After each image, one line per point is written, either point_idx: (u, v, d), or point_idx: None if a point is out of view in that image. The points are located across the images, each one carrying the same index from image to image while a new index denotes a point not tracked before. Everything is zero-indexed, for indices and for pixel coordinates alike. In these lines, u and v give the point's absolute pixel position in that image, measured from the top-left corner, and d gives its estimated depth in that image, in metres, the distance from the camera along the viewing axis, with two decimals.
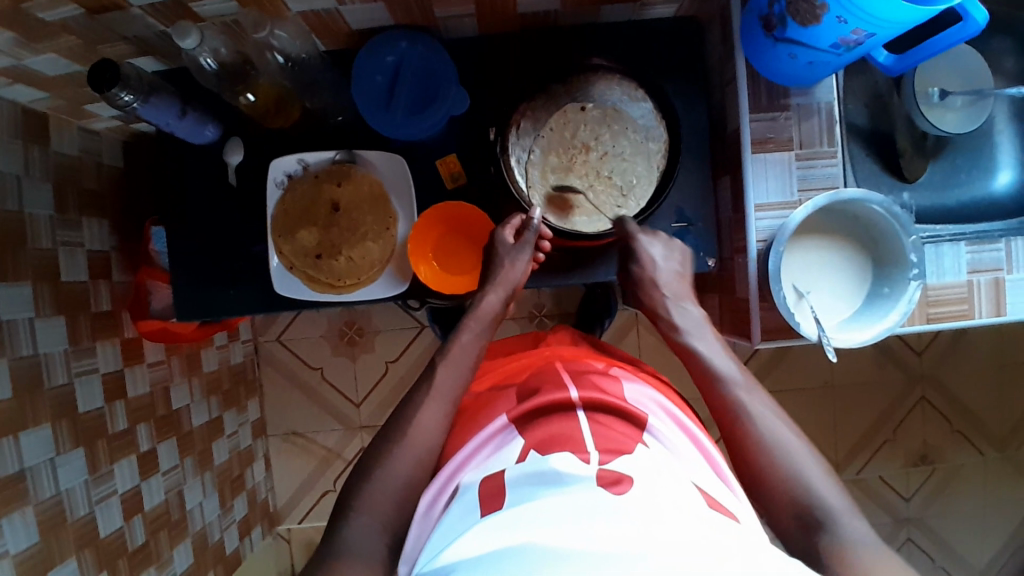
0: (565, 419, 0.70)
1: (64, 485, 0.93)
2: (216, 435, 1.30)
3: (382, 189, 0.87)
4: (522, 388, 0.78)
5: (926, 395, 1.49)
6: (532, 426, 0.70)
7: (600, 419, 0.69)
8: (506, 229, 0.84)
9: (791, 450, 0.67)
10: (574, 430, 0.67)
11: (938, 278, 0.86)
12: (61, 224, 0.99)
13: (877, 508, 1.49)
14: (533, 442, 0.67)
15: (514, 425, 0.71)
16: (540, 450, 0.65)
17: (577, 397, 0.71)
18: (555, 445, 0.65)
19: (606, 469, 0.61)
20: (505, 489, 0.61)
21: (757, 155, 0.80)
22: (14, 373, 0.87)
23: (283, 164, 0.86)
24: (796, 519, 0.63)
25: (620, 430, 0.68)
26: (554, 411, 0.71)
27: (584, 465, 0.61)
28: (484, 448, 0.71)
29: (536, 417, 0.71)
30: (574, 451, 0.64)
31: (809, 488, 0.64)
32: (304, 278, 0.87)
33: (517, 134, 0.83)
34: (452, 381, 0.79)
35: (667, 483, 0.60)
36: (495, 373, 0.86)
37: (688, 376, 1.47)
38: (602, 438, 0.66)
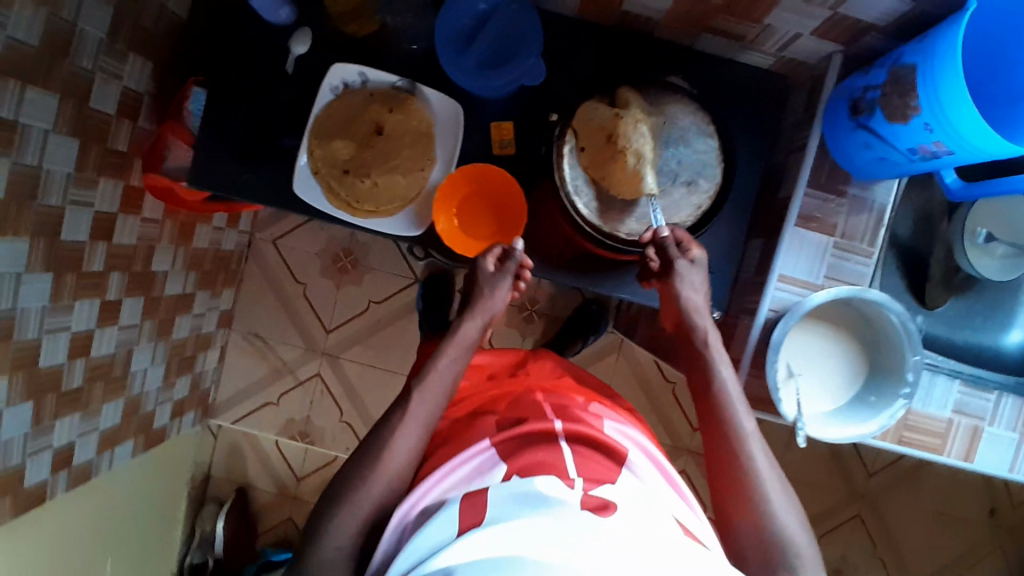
0: (546, 445, 0.70)
1: (21, 303, 0.90)
2: (182, 309, 1.27)
3: (429, 131, 0.86)
4: (501, 414, 0.78)
5: (861, 514, 1.50)
6: (516, 453, 0.69)
7: (584, 452, 0.70)
8: (491, 261, 0.82)
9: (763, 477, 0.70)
10: (554, 457, 0.67)
11: (921, 405, 0.86)
12: (107, 52, 0.97)
13: None
14: (516, 467, 0.67)
15: (498, 447, 0.71)
16: (524, 470, 0.66)
17: (561, 429, 0.72)
18: (538, 469, 0.65)
19: (592, 494, 0.61)
20: (489, 505, 0.61)
21: (798, 229, 0.79)
22: (10, 176, 0.85)
23: (343, 72, 0.85)
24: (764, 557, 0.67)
25: (602, 463, 0.69)
26: (538, 438, 0.71)
27: (567, 489, 0.61)
28: (468, 462, 0.70)
29: (518, 445, 0.71)
30: (559, 476, 0.64)
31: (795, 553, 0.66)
32: (324, 187, 0.86)
33: (578, 119, 0.79)
34: (440, 378, 0.79)
35: (651, 515, 0.61)
36: (474, 398, 0.86)
37: (648, 419, 1.47)
38: (586, 468, 0.67)
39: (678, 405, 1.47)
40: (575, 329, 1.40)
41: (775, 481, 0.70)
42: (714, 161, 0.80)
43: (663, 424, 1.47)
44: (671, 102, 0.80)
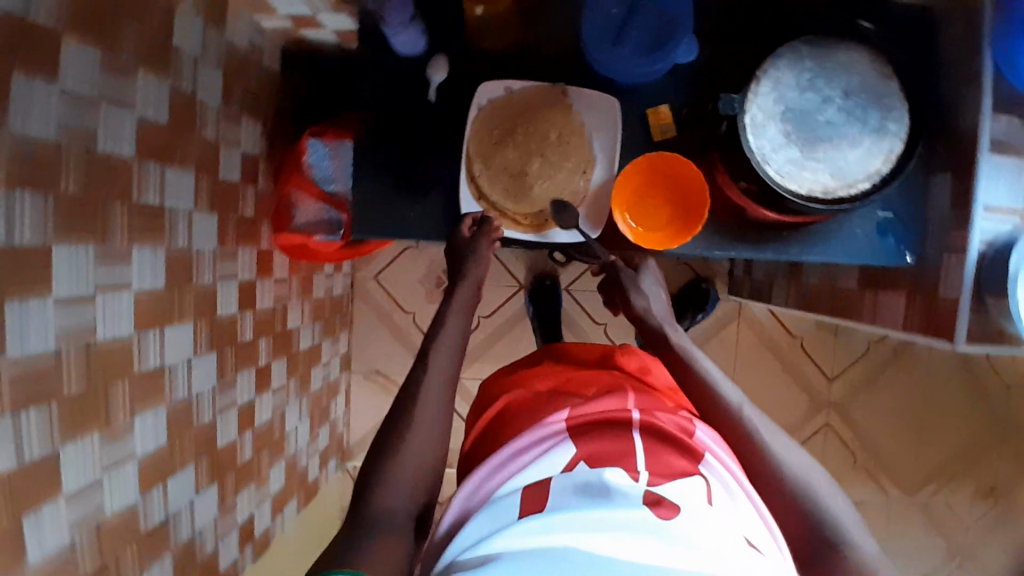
0: (616, 437, 0.68)
1: (195, 388, 0.90)
2: (314, 362, 1.26)
3: (581, 131, 0.84)
4: (574, 394, 0.76)
5: (1007, 432, 1.49)
6: (585, 440, 0.68)
7: (656, 445, 0.68)
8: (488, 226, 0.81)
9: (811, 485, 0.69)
10: (628, 447, 0.67)
11: None
12: (225, 119, 0.95)
13: (934, 534, 1.50)
14: (585, 454, 0.66)
15: (570, 433, 0.69)
16: (591, 462, 0.65)
17: (637, 418, 0.70)
18: (606, 462, 0.65)
19: (652, 490, 0.62)
20: (548, 493, 0.63)
21: (994, 157, 0.78)
22: (170, 263, 0.84)
23: (489, 90, 0.83)
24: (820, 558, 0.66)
25: (669, 453, 0.67)
26: (614, 427, 0.69)
27: (632, 482, 0.62)
28: (534, 449, 0.68)
29: (583, 434, 0.69)
30: (625, 468, 0.64)
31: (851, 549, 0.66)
32: (490, 210, 0.84)
33: (756, 89, 0.76)
34: (445, 373, 0.75)
35: (716, 525, 0.59)
36: (555, 375, 0.82)
37: (780, 377, 1.46)
38: (656, 461, 0.66)
39: (806, 357, 1.46)
40: (696, 303, 1.39)
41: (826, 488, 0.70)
42: (898, 102, 0.78)
43: (797, 379, 1.46)
44: (843, 52, 0.78)
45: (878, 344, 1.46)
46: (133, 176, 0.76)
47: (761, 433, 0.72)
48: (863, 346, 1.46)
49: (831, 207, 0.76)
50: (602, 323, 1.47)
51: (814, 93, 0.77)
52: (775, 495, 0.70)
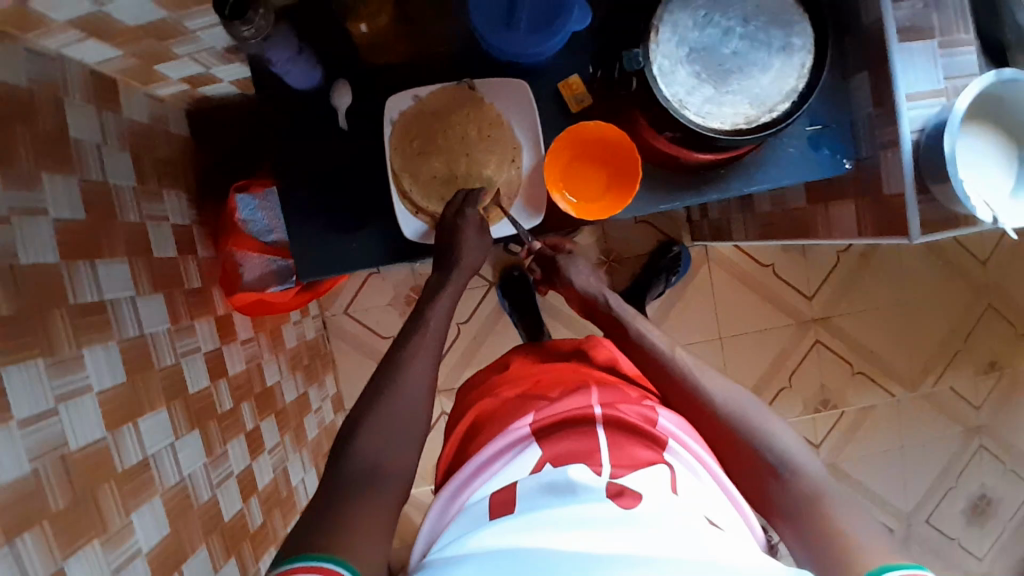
0: (582, 437, 0.69)
1: (186, 470, 0.89)
2: (305, 411, 1.24)
3: (497, 120, 0.82)
4: (539, 396, 0.78)
5: (990, 303, 1.51)
6: (553, 440, 0.70)
7: (619, 437, 0.69)
8: (476, 204, 0.80)
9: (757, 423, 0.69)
10: (591, 445, 0.68)
11: None
12: (145, 197, 0.93)
13: (948, 419, 1.52)
14: (550, 456, 0.68)
15: (536, 435, 0.71)
16: (556, 463, 0.67)
17: (599, 414, 0.71)
18: (571, 459, 0.67)
19: (615, 482, 0.63)
20: (517, 499, 0.64)
21: (904, 45, 0.78)
22: (126, 354, 0.82)
23: (397, 103, 0.81)
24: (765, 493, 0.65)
25: (632, 444, 0.69)
26: (577, 426, 0.71)
27: (596, 477, 0.63)
28: (503, 457, 0.71)
29: (552, 437, 0.70)
30: (589, 463, 0.66)
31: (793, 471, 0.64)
32: (430, 222, 0.82)
33: (657, 37, 0.75)
34: (423, 376, 0.71)
35: (676, 508, 0.60)
36: (521, 379, 0.84)
37: (763, 307, 1.47)
38: (618, 452, 0.68)
39: (783, 281, 1.47)
40: (663, 258, 1.38)
41: (772, 421, 0.69)
42: (799, 14, 0.77)
43: (779, 306, 1.47)
44: None
45: (847, 252, 1.47)
46: (63, 277, 0.73)
47: (702, 383, 0.74)
48: (834, 258, 1.47)
49: (758, 136, 0.76)
50: None
51: (714, 29, 0.77)
52: (725, 442, 0.70)
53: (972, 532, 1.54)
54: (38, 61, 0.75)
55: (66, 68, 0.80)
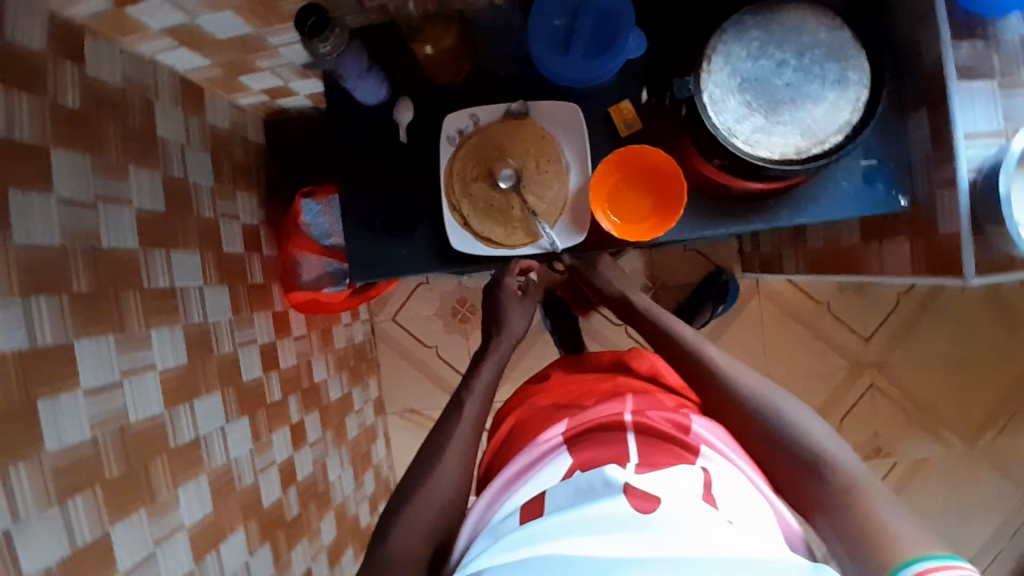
0: (612, 442, 0.70)
1: (233, 453, 0.94)
2: (347, 410, 1.29)
3: (550, 140, 0.86)
4: (577, 406, 0.79)
5: None
6: (584, 445, 0.70)
7: (650, 445, 0.69)
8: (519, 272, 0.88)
9: (822, 442, 0.67)
10: (620, 450, 0.68)
11: None
12: (220, 195, 1.01)
13: (1011, 478, 1.43)
14: (579, 462, 0.68)
15: (567, 441, 0.72)
16: (586, 467, 0.66)
17: (631, 421, 0.72)
18: (599, 462, 0.67)
19: (637, 480, 0.62)
20: (545, 502, 0.64)
21: (963, 85, 0.77)
22: (188, 339, 0.88)
23: (455, 121, 0.86)
24: (826, 511, 0.63)
25: (665, 452, 0.68)
26: (607, 432, 0.71)
27: (621, 471, 0.63)
28: (537, 461, 0.72)
29: (585, 440, 0.71)
30: (617, 463, 0.66)
31: (856, 489, 0.62)
32: (478, 234, 0.86)
33: (707, 68, 0.78)
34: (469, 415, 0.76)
35: (699, 506, 0.59)
36: (561, 391, 0.86)
37: (812, 345, 1.43)
38: (647, 455, 0.67)
39: (835, 319, 1.43)
40: (712, 286, 1.38)
41: (834, 442, 0.67)
42: (855, 48, 0.77)
43: (830, 346, 1.43)
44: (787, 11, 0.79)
45: (906, 295, 1.42)
46: (139, 263, 0.80)
47: (763, 400, 0.72)
48: (890, 300, 1.43)
49: (804, 167, 0.76)
50: (621, 323, 1.48)
51: (767, 59, 0.78)
52: (784, 457, 0.68)
53: None
54: (135, 66, 0.83)
55: (156, 71, 0.88)
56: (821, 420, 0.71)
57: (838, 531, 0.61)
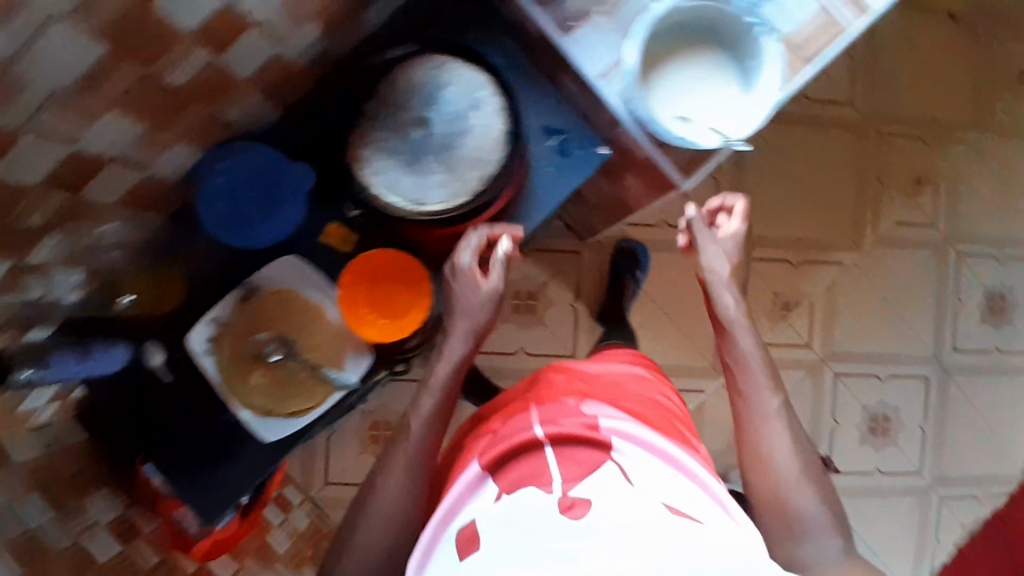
0: (530, 458, 0.65)
1: None
2: None
3: (290, 294, 0.85)
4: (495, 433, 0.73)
5: (880, 129, 1.47)
6: (506, 469, 0.65)
7: (569, 450, 0.65)
8: (466, 257, 0.77)
9: (793, 469, 0.77)
10: (542, 466, 0.63)
11: (796, 28, 0.76)
12: (68, 517, 0.95)
13: (909, 250, 1.49)
14: (507, 485, 0.63)
15: (488, 471, 0.66)
16: (510, 489, 0.62)
17: (542, 435, 0.67)
18: (524, 481, 0.62)
19: (566, 495, 0.58)
20: (471, 538, 0.58)
21: (569, 37, 0.78)
22: None
23: (197, 334, 0.84)
24: (788, 535, 0.77)
25: (588, 454, 0.64)
26: (523, 453, 0.66)
27: (546, 496, 0.58)
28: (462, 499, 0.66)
29: (507, 463, 0.66)
30: (538, 486, 0.61)
31: (806, 529, 0.76)
32: (284, 414, 0.85)
33: (364, 166, 0.80)
34: (391, 501, 0.72)
35: (633, 505, 0.56)
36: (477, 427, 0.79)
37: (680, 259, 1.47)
38: (570, 463, 0.63)
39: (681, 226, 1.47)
40: (622, 259, 1.46)
41: (804, 482, 0.77)
42: (469, 69, 0.81)
43: None
44: (395, 76, 0.82)
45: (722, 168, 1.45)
46: None
47: (771, 415, 0.80)
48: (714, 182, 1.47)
49: (494, 190, 0.80)
50: (516, 350, 1.49)
51: (407, 125, 0.81)
52: (764, 467, 0.78)
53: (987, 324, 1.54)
54: None
55: None
56: (806, 448, 0.79)
57: (778, 536, 0.77)
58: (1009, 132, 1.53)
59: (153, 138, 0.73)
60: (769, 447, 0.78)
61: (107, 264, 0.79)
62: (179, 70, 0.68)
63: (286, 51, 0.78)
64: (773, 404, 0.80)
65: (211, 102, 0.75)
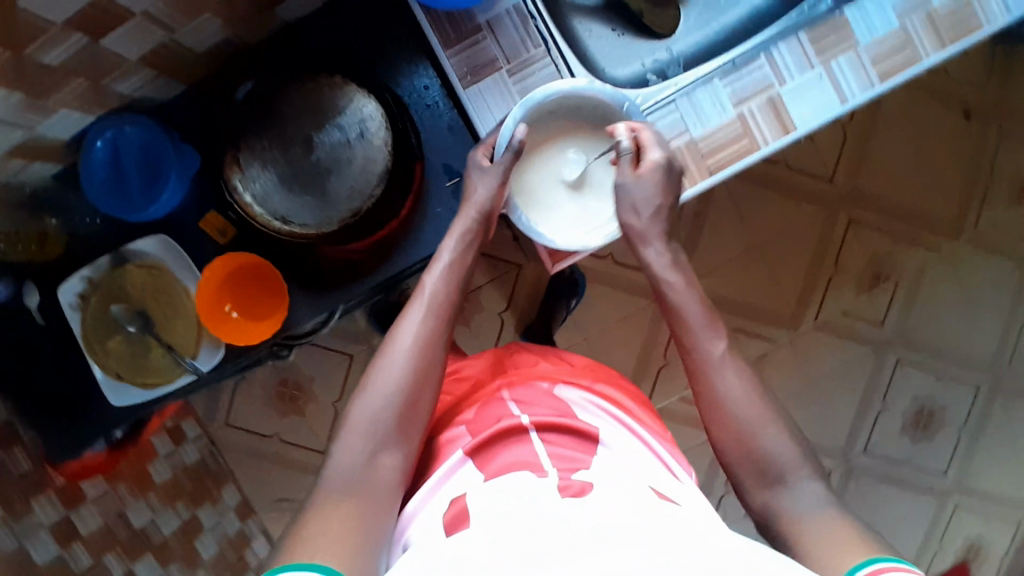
0: (518, 443, 0.64)
1: None
2: (196, 534, 1.34)
3: (162, 271, 0.87)
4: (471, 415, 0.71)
5: (852, 216, 1.41)
6: (494, 446, 0.64)
7: (553, 440, 0.65)
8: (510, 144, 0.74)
9: (755, 421, 0.67)
10: (529, 454, 0.63)
11: (703, 127, 0.79)
12: None
13: (852, 343, 1.44)
14: (490, 473, 0.61)
15: (472, 450, 0.65)
16: (497, 471, 0.61)
17: (529, 421, 0.66)
18: (514, 467, 0.61)
19: (563, 479, 0.58)
20: (467, 511, 0.56)
21: (471, 88, 0.78)
22: None
23: (68, 287, 0.86)
24: (755, 475, 0.66)
25: (570, 448, 0.64)
26: (507, 434, 0.65)
27: (540, 480, 0.58)
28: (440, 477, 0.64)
29: (494, 440, 0.65)
30: (531, 470, 0.60)
31: (779, 469, 0.65)
32: (137, 381, 0.87)
33: (240, 172, 0.83)
34: (364, 425, 0.64)
35: (624, 490, 0.56)
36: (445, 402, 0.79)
37: (614, 297, 1.45)
38: (559, 457, 0.62)
39: (625, 266, 1.45)
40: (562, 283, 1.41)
41: (769, 424, 0.66)
42: (364, 100, 0.83)
43: (630, 290, 1.46)
44: (292, 91, 0.84)
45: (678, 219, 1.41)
46: None
47: (721, 363, 0.70)
48: None
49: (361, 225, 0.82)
50: None
51: (294, 143, 0.84)
52: (719, 421, 0.68)
53: (917, 442, 1.48)
54: None
55: None
56: (760, 385, 0.69)
57: (761, 514, 0.65)
58: (991, 249, 1.45)
59: (33, 105, 0.72)
60: (722, 387, 0.69)
61: None
62: (52, 52, 0.67)
63: (186, 36, 0.76)
64: (717, 350, 0.70)
65: (97, 75, 0.75)
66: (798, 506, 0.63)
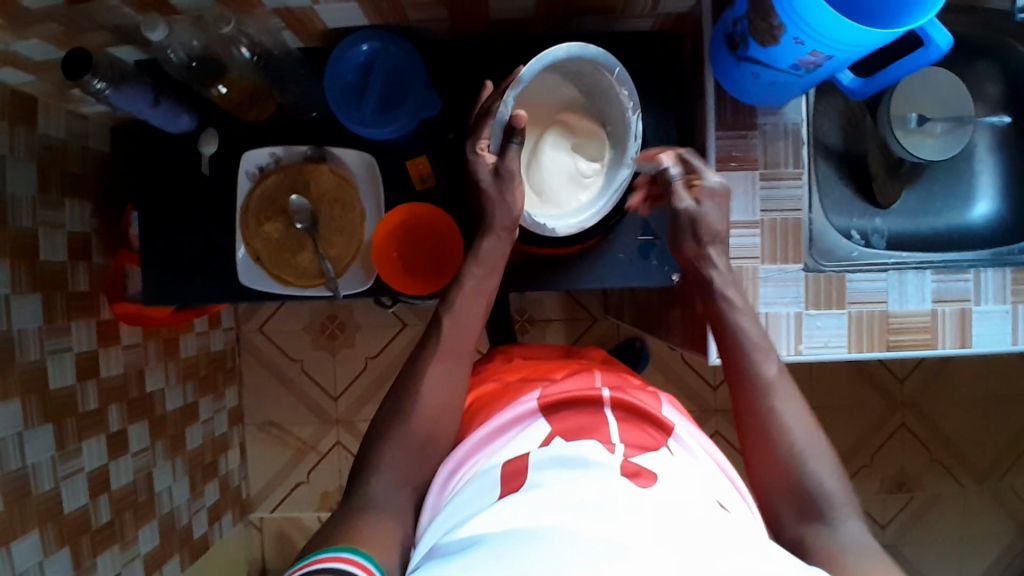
0: (591, 413, 0.66)
1: (30, 459, 0.93)
2: (190, 420, 1.31)
3: (348, 184, 0.88)
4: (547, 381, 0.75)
5: (905, 421, 1.48)
6: (562, 416, 0.67)
7: (629, 420, 0.66)
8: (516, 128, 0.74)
9: (803, 445, 0.67)
10: (600, 423, 0.65)
11: (900, 305, 0.83)
12: (43, 205, 0.99)
13: None
14: (559, 429, 0.65)
15: (542, 409, 0.67)
16: (566, 436, 0.63)
17: (607, 395, 0.68)
18: (579, 435, 0.63)
19: (630, 461, 0.59)
20: (526, 470, 0.59)
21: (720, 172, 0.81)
22: None
23: (254, 157, 0.87)
24: (796, 508, 0.65)
25: (650, 434, 0.65)
26: (582, 404, 0.68)
27: (608, 455, 0.60)
28: (510, 430, 0.67)
29: (565, 409, 0.67)
30: (601, 441, 0.62)
31: (825, 501, 0.64)
32: (269, 271, 0.87)
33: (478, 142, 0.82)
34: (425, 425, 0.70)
35: (689, 491, 0.57)
36: (525, 368, 0.82)
37: (668, 389, 1.49)
38: (632, 433, 0.64)
39: (689, 367, 1.48)
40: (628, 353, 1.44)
41: (819, 455, 0.66)
42: None
43: (681, 390, 1.49)
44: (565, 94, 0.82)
45: None
46: None
47: (768, 385, 0.70)
48: None
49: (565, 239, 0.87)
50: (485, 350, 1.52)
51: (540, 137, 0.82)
52: (769, 449, 0.67)
53: None
54: None
55: None
56: (813, 419, 0.69)
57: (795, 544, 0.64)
58: (1005, 508, 1.52)
59: None
60: (775, 414, 0.68)
61: (237, 59, 0.80)
62: None
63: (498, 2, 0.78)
64: (768, 371, 0.71)
65: None
66: (848, 542, 0.61)
